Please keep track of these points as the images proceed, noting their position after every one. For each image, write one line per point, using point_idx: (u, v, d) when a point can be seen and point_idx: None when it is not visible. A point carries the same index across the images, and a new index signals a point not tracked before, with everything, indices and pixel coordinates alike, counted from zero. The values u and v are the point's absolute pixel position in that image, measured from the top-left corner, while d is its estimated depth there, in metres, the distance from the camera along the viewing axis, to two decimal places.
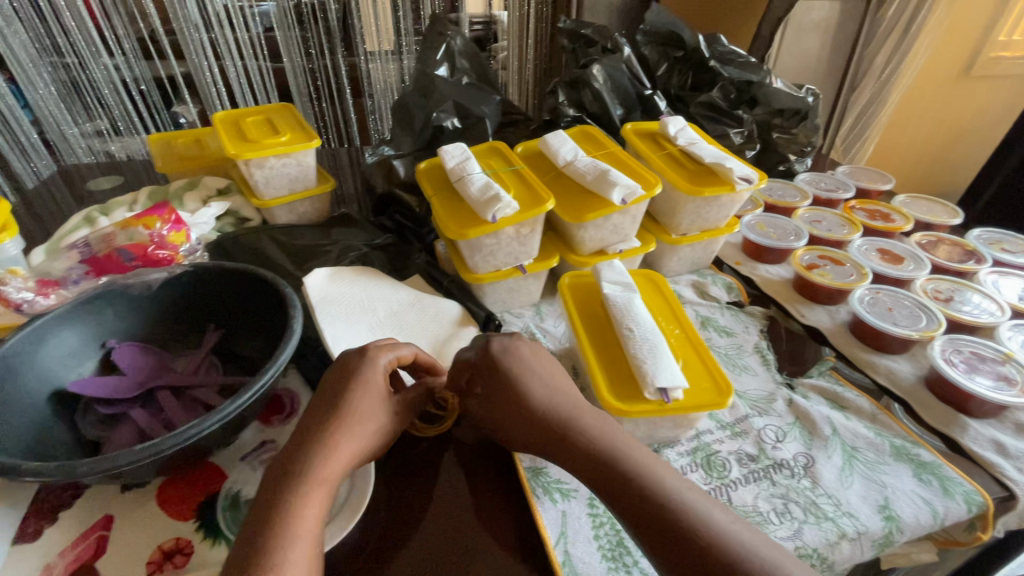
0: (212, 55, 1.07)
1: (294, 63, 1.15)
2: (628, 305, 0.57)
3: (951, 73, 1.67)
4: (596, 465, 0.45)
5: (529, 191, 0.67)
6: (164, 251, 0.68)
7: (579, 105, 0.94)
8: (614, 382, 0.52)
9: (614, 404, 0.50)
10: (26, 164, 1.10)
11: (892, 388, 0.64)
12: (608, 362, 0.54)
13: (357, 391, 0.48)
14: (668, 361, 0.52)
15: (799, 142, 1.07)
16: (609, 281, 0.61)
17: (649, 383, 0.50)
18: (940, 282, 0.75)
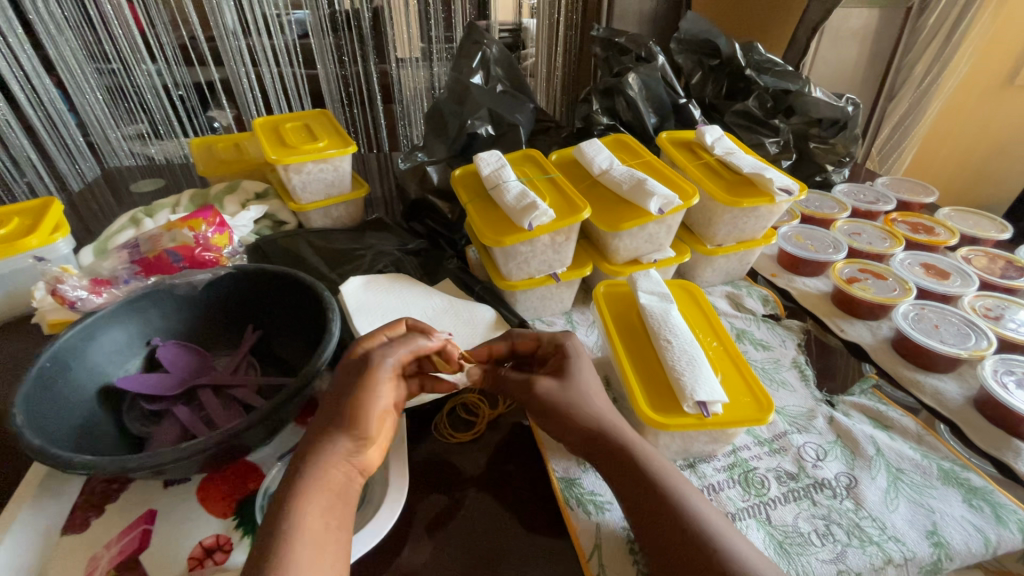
0: (249, 61, 1.11)
1: (327, 71, 1.17)
2: (664, 315, 0.56)
3: (995, 82, 1.62)
4: (638, 491, 0.44)
5: (564, 200, 0.67)
6: (209, 253, 0.70)
7: (613, 112, 0.95)
8: (651, 395, 0.51)
9: (651, 417, 0.49)
10: (71, 164, 1.14)
11: (939, 409, 0.62)
12: (645, 374, 0.54)
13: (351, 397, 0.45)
14: (707, 375, 0.51)
15: (837, 152, 1.04)
16: (645, 290, 0.60)
17: (687, 396, 0.49)
18: (989, 300, 0.72)
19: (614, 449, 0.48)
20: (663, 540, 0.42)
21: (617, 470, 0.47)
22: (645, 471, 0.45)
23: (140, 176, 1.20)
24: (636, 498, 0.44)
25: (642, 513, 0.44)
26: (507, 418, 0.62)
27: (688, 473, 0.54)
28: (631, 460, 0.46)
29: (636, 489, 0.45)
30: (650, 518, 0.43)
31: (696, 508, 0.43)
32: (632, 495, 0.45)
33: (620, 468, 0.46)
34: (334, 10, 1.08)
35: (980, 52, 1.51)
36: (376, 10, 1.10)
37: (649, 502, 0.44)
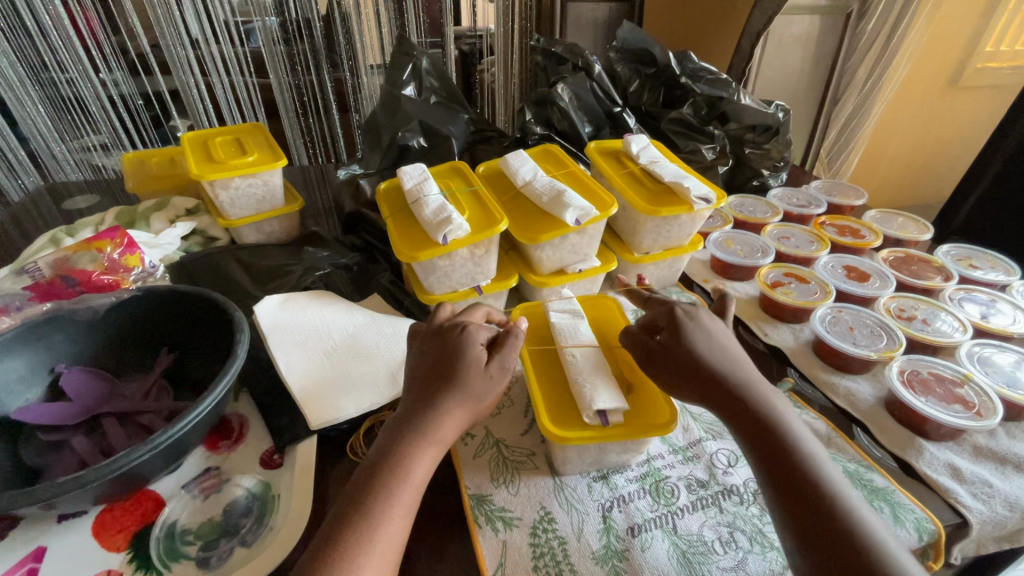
0: (199, 71, 1.06)
1: (279, 80, 1.14)
2: (572, 332, 0.59)
3: (938, 83, 1.68)
4: (792, 482, 0.44)
5: (483, 213, 0.67)
6: (109, 276, 0.69)
7: (547, 123, 0.96)
8: (554, 412, 0.53)
9: (553, 431, 0.50)
10: (13, 180, 1.11)
11: (852, 411, 0.63)
12: (550, 394, 0.55)
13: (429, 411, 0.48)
14: (607, 384, 0.53)
15: (772, 157, 1.07)
16: (558, 310, 0.63)
17: (587, 406, 0.51)
18: (905, 300, 0.74)
19: (768, 433, 0.47)
20: (814, 539, 0.41)
21: (768, 456, 0.46)
22: (804, 466, 0.45)
23: (86, 192, 1.12)
24: (791, 488, 0.44)
25: (792, 506, 0.43)
26: None
27: (600, 485, 0.54)
28: (790, 451, 0.46)
29: (791, 483, 0.44)
30: (802, 513, 0.42)
31: (860, 517, 0.42)
32: (779, 484, 0.45)
33: (779, 459, 0.45)
34: (285, 18, 1.07)
35: (921, 55, 1.56)
36: (327, 19, 1.09)
37: (805, 499, 0.43)
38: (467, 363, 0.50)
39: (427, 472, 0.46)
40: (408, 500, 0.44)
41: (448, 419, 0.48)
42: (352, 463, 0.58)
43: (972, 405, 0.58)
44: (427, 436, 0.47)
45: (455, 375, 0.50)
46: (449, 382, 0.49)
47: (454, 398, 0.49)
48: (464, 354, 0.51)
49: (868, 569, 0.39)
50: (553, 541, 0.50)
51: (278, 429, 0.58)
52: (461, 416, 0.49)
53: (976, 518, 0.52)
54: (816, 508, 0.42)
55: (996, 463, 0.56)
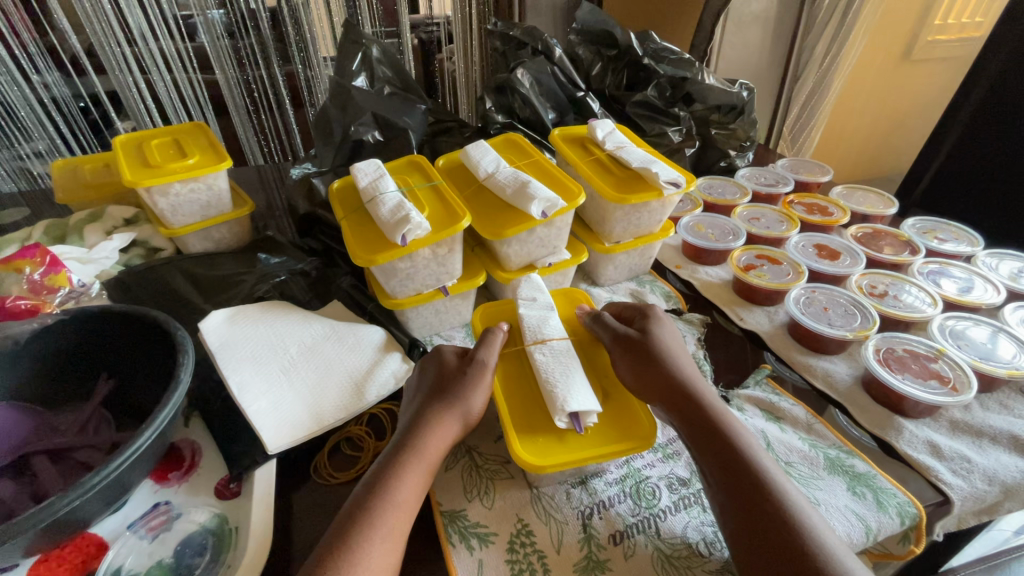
0: (136, 69, 0.98)
1: (227, 76, 1.06)
2: (541, 325, 0.58)
3: (892, 58, 1.70)
4: (738, 477, 0.46)
5: (444, 209, 0.63)
6: (25, 301, 0.61)
7: (509, 110, 0.92)
8: (527, 438, 0.51)
9: (522, 454, 0.49)
10: None
11: (830, 392, 0.62)
12: (521, 411, 0.54)
13: (416, 435, 0.49)
14: (580, 384, 0.53)
15: (738, 137, 1.06)
16: (524, 296, 0.61)
17: (561, 409, 0.51)
18: (876, 277, 0.74)
19: (717, 431, 0.50)
20: (751, 531, 0.43)
21: (715, 452, 0.48)
22: (750, 462, 0.47)
23: (15, 203, 1.00)
24: (740, 486, 0.46)
25: (733, 500, 0.45)
26: None
27: (579, 491, 0.52)
28: (740, 447, 0.48)
29: (736, 477, 0.46)
30: (743, 508, 0.45)
31: (800, 509, 0.44)
32: (724, 477, 0.47)
33: (725, 455, 0.48)
34: (228, 10, 1.00)
35: (876, 30, 1.58)
36: (273, 9, 1.03)
37: (748, 488, 0.45)
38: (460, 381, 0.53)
39: (413, 493, 0.46)
40: (393, 524, 0.44)
41: (439, 439, 0.50)
42: (317, 485, 0.54)
43: (948, 380, 0.58)
44: (422, 457, 0.48)
45: (448, 394, 0.52)
46: (441, 403, 0.52)
47: (445, 417, 0.51)
48: (459, 373, 0.54)
49: (800, 558, 0.41)
50: (532, 555, 0.47)
51: (232, 456, 0.54)
52: (445, 433, 0.51)
53: (957, 494, 0.52)
54: (758, 501, 0.45)
55: (973, 436, 0.56)
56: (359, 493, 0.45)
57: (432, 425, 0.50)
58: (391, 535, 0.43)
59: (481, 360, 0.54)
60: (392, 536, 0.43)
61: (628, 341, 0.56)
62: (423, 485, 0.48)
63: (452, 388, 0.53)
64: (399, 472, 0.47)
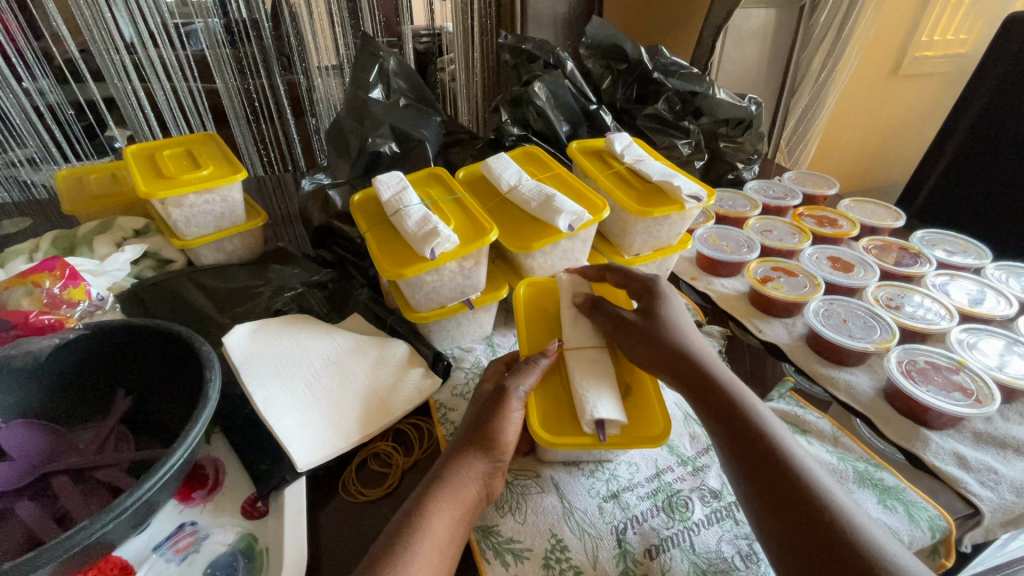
0: (136, 77, 0.97)
1: (227, 84, 1.05)
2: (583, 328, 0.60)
3: (882, 73, 1.74)
4: (742, 445, 0.48)
5: (471, 223, 0.63)
6: (49, 316, 0.59)
7: (523, 122, 0.92)
8: (550, 425, 0.53)
9: (543, 434, 0.51)
10: None
11: (853, 404, 0.63)
12: (552, 408, 0.55)
13: (454, 473, 0.49)
14: (611, 396, 0.54)
15: (746, 150, 1.07)
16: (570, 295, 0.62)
17: (588, 415, 0.52)
18: (889, 288, 0.75)
19: (725, 402, 0.51)
20: (755, 482, 0.46)
21: (721, 421, 0.50)
22: (754, 422, 0.49)
23: (13, 215, 0.97)
24: (749, 452, 0.47)
25: (734, 460, 0.47)
26: (423, 465, 0.57)
27: (611, 506, 0.51)
28: (745, 414, 0.49)
29: (741, 446, 0.48)
30: (744, 467, 0.47)
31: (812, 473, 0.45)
32: (722, 431, 0.49)
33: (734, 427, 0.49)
34: (229, 19, 0.99)
35: (868, 46, 1.62)
36: (275, 16, 1.02)
37: (756, 452, 0.47)
38: (496, 414, 0.51)
39: (446, 532, 0.45)
40: (427, 558, 0.43)
41: (473, 475, 0.49)
42: (346, 503, 0.53)
43: (971, 392, 0.59)
44: (456, 493, 0.48)
45: (481, 426, 0.51)
46: (479, 439, 0.51)
47: (482, 452, 0.50)
48: (496, 404, 0.52)
49: (816, 513, 0.42)
50: (568, 571, 0.47)
51: (259, 474, 0.53)
52: (482, 469, 0.50)
53: (987, 506, 0.52)
54: (770, 466, 0.46)
55: (997, 448, 0.57)
56: (395, 523, 0.45)
57: (469, 460, 0.49)
58: (425, 567, 0.42)
59: (514, 391, 0.53)
60: (427, 571, 0.42)
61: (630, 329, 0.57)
62: (458, 520, 0.47)
63: (484, 418, 0.52)
64: (433, 507, 0.46)
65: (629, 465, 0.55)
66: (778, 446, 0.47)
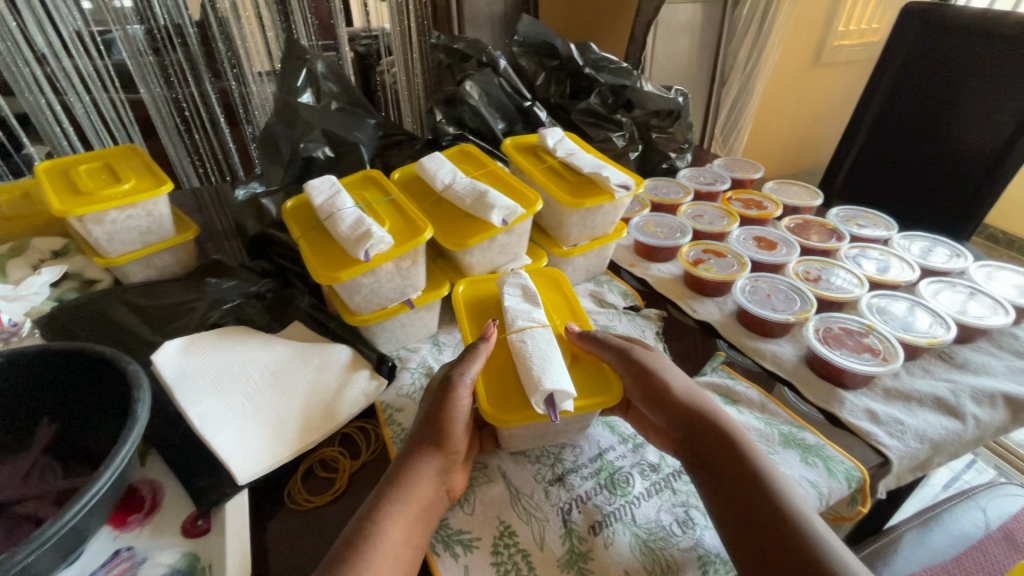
0: (50, 89, 0.91)
1: (153, 94, 1.00)
2: (525, 311, 0.59)
3: (804, 62, 1.85)
4: (736, 488, 0.48)
5: (405, 223, 0.63)
6: None
7: (459, 122, 0.93)
8: (497, 402, 0.53)
9: (492, 413, 0.52)
10: None
11: (778, 371, 0.67)
12: (500, 393, 0.54)
13: (408, 475, 0.49)
14: (559, 368, 0.53)
15: (677, 140, 1.12)
16: (511, 288, 0.63)
17: (538, 389, 0.50)
18: (808, 263, 0.80)
19: (730, 454, 0.50)
20: (755, 533, 0.45)
21: (725, 471, 0.49)
22: (759, 474, 0.48)
23: None
24: (752, 502, 0.47)
25: (738, 510, 0.47)
26: (371, 467, 0.57)
27: (557, 489, 0.53)
28: (750, 465, 0.49)
29: (731, 488, 0.48)
30: (747, 516, 0.46)
31: (813, 524, 0.45)
32: (727, 483, 0.49)
33: (729, 475, 0.49)
34: (151, 26, 0.95)
35: (788, 37, 1.72)
36: (201, 23, 0.98)
37: (757, 501, 0.47)
38: (446, 409, 0.51)
39: (401, 534, 0.46)
40: (382, 564, 0.43)
41: (428, 474, 0.49)
42: (293, 512, 0.52)
43: (878, 352, 0.64)
44: (410, 494, 0.48)
45: (431, 424, 0.51)
46: (433, 436, 0.51)
47: (432, 449, 0.50)
48: (442, 398, 0.52)
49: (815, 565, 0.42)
50: (517, 554, 0.48)
51: (198, 491, 0.51)
52: (433, 468, 0.50)
53: (895, 454, 0.57)
54: (771, 518, 0.45)
55: (904, 401, 0.62)
56: (349, 531, 0.45)
57: (422, 460, 0.50)
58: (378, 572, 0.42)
59: (458, 381, 0.52)
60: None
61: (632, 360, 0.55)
62: (413, 521, 0.47)
63: (434, 416, 0.52)
64: (386, 513, 0.46)
65: (574, 448, 0.57)
66: (781, 498, 0.47)
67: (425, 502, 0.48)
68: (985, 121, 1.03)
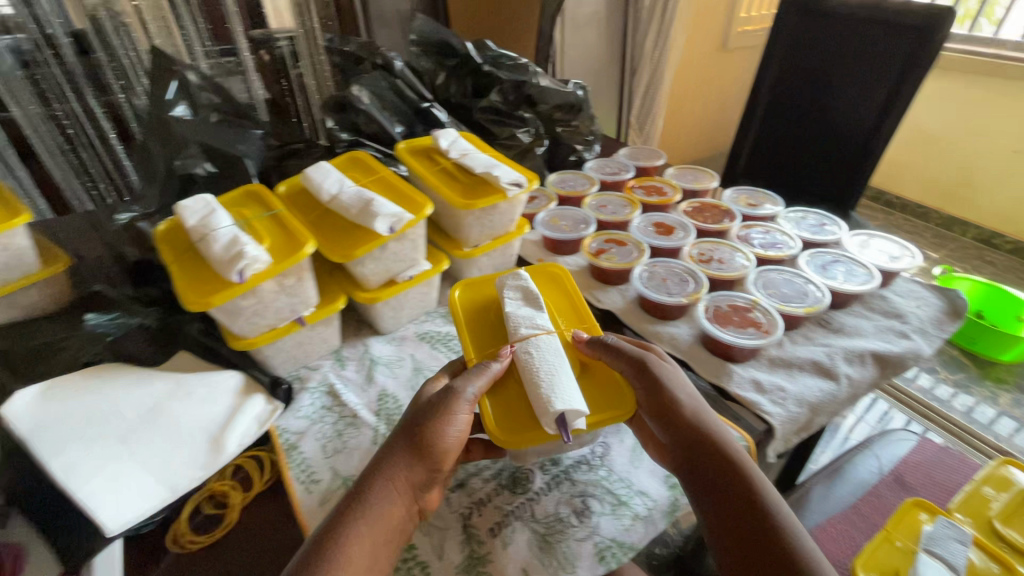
0: None
1: (27, 112, 0.86)
2: (528, 318, 0.58)
3: (709, 48, 1.93)
4: (736, 514, 0.48)
5: (285, 238, 0.60)
6: None
7: (354, 127, 0.89)
8: (505, 426, 0.52)
9: (500, 436, 0.51)
10: None
11: (674, 352, 0.70)
12: (507, 414, 0.53)
13: (380, 494, 0.47)
14: (568, 386, 0.52)
15: (582, 133, 1.15)
16: (510, 292, 0.62)
17: (548, 409, 0.49)
18: (703, 244, 0.84)
19: (732, 473, 0.50)
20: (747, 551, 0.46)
21: (725, 488, 0.49)
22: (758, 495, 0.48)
23: None
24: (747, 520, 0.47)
25: (731, 527, 0.47)
26: (266, 497, 0.56)
27: (457, 494, 0.53)
28: (751, 487, 0.49)
29: (730, 504, 0.48)
30: (740, 533, 0.47)
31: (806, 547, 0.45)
32: (726, 500, 0.49)
33: (727, 487, 0.49)
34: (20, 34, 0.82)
35: (691, 26, 1.79)
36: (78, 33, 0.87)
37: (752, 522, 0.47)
38: (437, 424, 0.49)
39: (366, 558, 0.44)
40: None
41: (399, 493, 0.47)
42: (178, 556, 0.50)
43: (761, 324, 0.68)
44: (386, 513, 0.46)
45: (412, 441, 0.49)
46: (416, 453, 0.49)
47: (409, 467, 0.48)
48: (433, 412, 0.50)
49: None
50: (414, 567, 0.47)
51: (64, 550, 0.47)
52: (404, 487, 0.48)
53: (776, 420, 0.61)
54: (764, 537, 0.46)
55: (786, 368, 0.67)
56: (308, 552, 0.43)
57: (394, 478, 0.47)
58: None
59: (455, 396, 0.51)
60: None
61: (645, 370, 0.54)
62: (380, 542, 0.45)
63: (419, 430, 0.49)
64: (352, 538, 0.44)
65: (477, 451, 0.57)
66: (778, 521, 0.47)
67: (394, 523, 0.46)
68: (860, 102, 1.13)
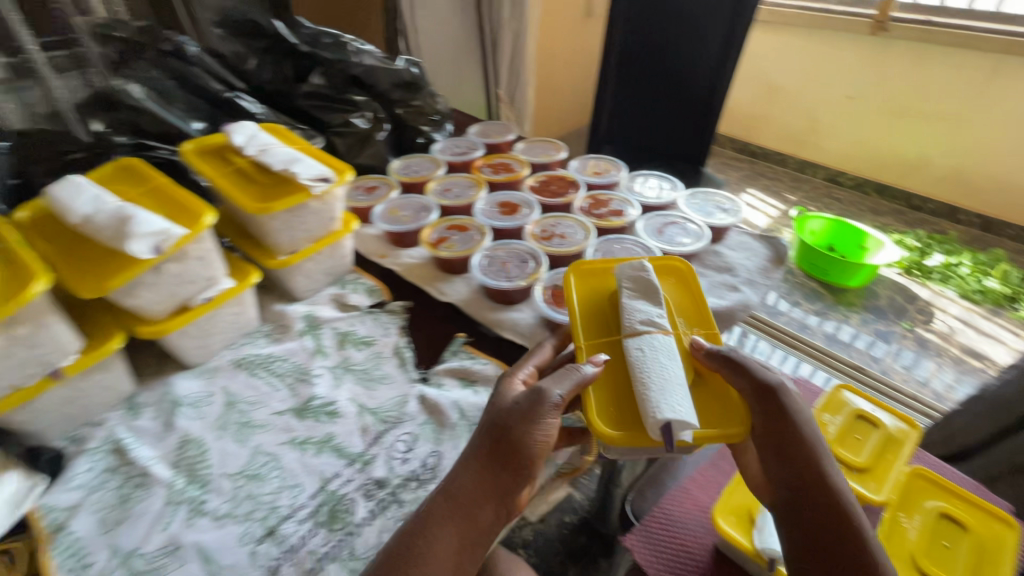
0: None
1: None
2: (638, 312, 0.52)
3: (569, 14, 1.90)
4: (832, 554, 0.44)
5: (10, 277, 0.48)
6: None
7: (132, 127, 0.74)
8: (619, 423, 0.48)
9: (605, 434, 0.46)
10: None
11: (518, 339, 0.67)
12: (622, 410, 0.49)
13: (467, 497, 0.46)
14: (679, 394, 0.45)
15: (426, 113, 1.07)
16: (626, 277, 0.55)
17: (655, 415, 0.44)
18: (545, 220, 0.81)
19: (837, 517, 0.45)
20: None
21: (824, 527, 0.45)
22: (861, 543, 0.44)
23: None
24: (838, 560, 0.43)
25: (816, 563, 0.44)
26: None
27: (267, 545, 0.49)
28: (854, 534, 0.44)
29: (822, 543, 0.44)
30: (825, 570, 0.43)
31: None
32: (818, 536, 0.45)
33: (836, 545, 0.44)
34: None
35: None
36: None
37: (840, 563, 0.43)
38: (525, 429, 0.46)
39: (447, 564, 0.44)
40: None
41: (488, 496, 0.46)
42: None
43: None
44: (470, 516, 0.45)
45: (502, 447, 0.46)
46: (505, 457, 0.46)
47: (503, 471, 0.46)
48: (524, 412, 0.46)
49: None
50: None
51: None
52: (491, 492, 0.46)
53: None
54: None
55: None
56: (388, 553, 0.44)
57: (482, 481, 0.46)
58: None
59: (543, 398, 0.46)
60: None
61: (771, 395, 0.47)
62: (462, 544, 0.45)
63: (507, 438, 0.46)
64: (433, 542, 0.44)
65: (293, 490, 0.53)
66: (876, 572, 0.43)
67: (482, 525, 0.46)
68: (698, 62, 1.20)
